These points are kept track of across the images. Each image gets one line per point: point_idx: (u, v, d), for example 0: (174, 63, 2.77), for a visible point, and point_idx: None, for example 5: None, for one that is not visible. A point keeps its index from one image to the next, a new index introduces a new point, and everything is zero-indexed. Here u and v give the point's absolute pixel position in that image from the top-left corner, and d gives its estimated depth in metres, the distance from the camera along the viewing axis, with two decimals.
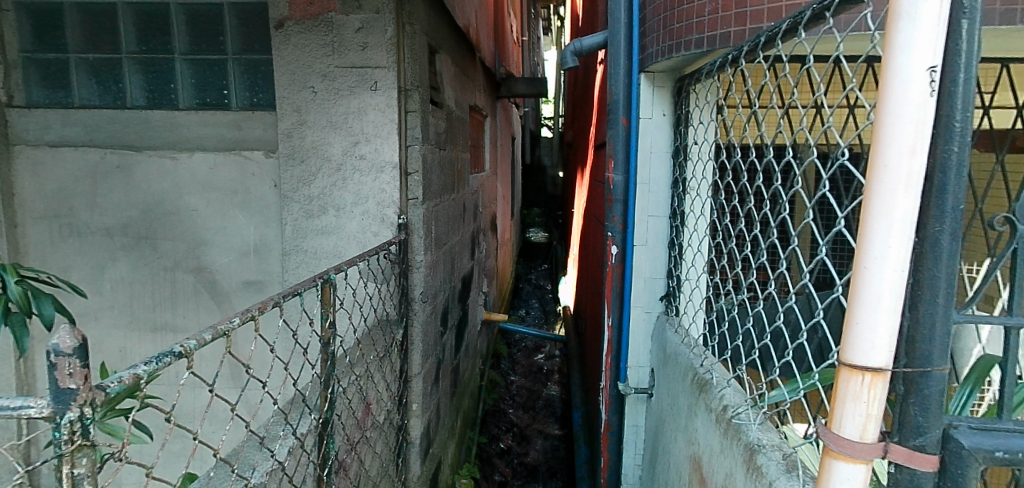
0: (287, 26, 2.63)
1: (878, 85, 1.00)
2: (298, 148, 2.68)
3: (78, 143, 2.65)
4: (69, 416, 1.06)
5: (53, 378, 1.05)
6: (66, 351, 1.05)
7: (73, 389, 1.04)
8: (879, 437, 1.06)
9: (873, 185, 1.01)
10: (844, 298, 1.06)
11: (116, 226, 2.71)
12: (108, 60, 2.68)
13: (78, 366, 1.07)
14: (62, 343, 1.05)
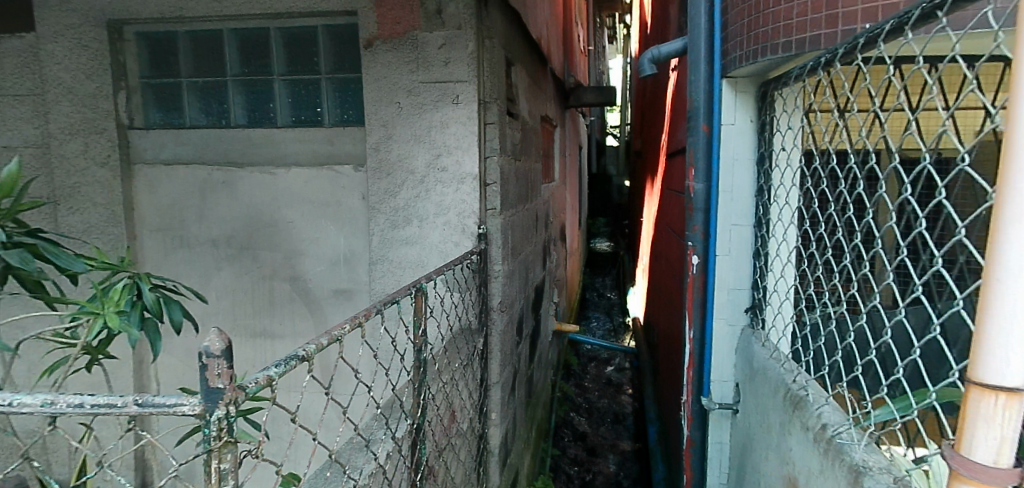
0: (376, 45, 2.72)
1: (1010, 83, 0.94)
2: (385, 162, 2.77)
3: (188, 161, 2.83)
4: (217, 413, 1.16)
5: (204, 378, 1.14)
6: (215, 353, 1.15)
7: (221, 389, 1.14)
8: (1017, 463, 0.98)
9: (1005, 190, 0.94)
10: (972, 312, 1.00)
11: (221, 237, 2.88)
12: (215, 83, 2.86)
13: (224, 367, 1.16)
14: (213, 345, 1.14)
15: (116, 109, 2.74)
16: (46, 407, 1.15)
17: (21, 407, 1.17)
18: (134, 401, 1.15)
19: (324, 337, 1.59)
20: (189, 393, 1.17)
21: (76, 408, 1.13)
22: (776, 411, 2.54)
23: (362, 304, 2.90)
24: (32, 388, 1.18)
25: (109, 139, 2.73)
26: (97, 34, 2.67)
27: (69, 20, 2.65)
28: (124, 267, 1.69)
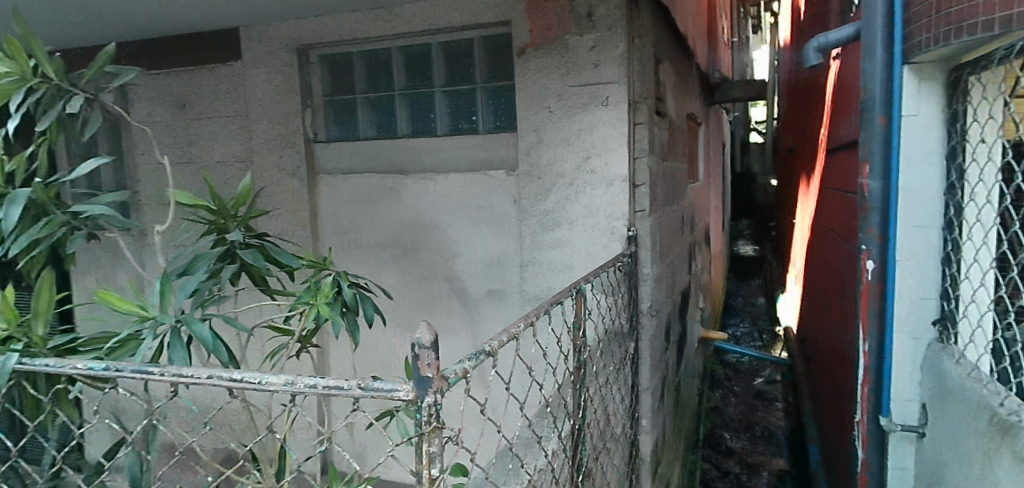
0: (528, 52, 2.79)
1: None
2: (535, 166, 2.83)
3: (361, 170, 3.09)
4: (427, 400, 1.25)
5: (416, 367, 1.24)
6: (425, 345, 1.24)
7: (431, 377, 1.22)
8: None
9: None
10: None
11: (388, 239, 3.10)
12: (384, 97, 3.10)
13: (433, 358, 1.24)
14: (423, 340, 1.25)
15: (304, 125, 3.05)
16: (288, 385, 1.26)
17: (267, 386, 1.28)
18: (359, 384, 1.26)
19: (503, 335, 1.64)
20: (402, 380, 1.28)
21: (314, 389, 1.25)
22: (973, 440, 2.03)
23: (514, 305, 2.97)
24: (274, 368, 1.29)
25: (300, 152, 3.05)
26: (289, 58, 3.00)
27: (265, 48, 2.99)
28: (327, 265, 1.85)
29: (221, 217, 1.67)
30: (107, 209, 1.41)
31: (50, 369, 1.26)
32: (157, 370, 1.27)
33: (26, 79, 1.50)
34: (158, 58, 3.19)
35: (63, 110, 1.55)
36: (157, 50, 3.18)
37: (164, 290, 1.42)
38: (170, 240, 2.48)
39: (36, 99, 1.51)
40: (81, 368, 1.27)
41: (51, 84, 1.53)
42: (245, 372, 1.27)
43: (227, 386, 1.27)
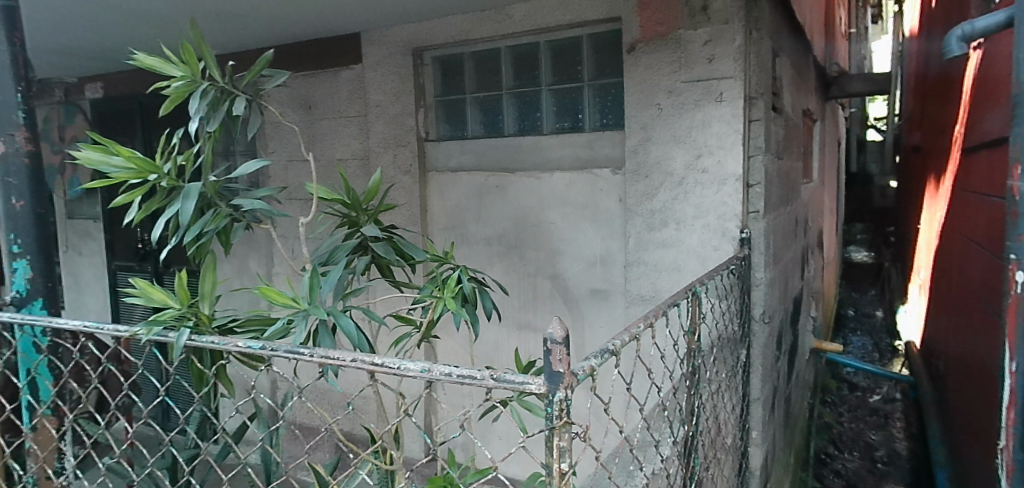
0: (638, 48, 2.63)
1: None
2: (643, 164, 2.68)
3: (470, 168, 3.12)
4: (559, 395, 1.21)
5: (548, 362, 1.21)
6: (558, 340, 1.20)
7: (563, 374, 1.18)
8: None
9: None
10: None
11: (493, 236, 3.10)
12: (491, 97, 3.09)
13: (565, 354, 1.20)
14: (557, 336, 1.21)
15: (417, 124, 3.13)
16: (425, 371, 1.28)
17: (405, 371, 1.31)
18: (491, 375, 1.24)
19: (624, 336, 1.58)
20: (533, 373, 1.25)
21: (449, 376, 1.26)
22: None
23: (619, 305, 2.85)
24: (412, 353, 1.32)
25: (412, 150, 3.15)
26: (405, 61, 3.09)
27: (382, 51, 3.11)
28: (449, 259, 1.91)
29: (354, 211, 1.78)
30: (263, 202, 1.52)
31: (217, 346, 1.35)
32: (307, 351, 1.34)
33: (198, 82, 1.56)
34: (290, 60, 3.39)
35: (228, 109, 1.60)
36: (288, 53, 3.38)
37: (311, 282, 1.53)
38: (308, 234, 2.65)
39: (208, 102, 1.56)
40: (241, 345, 1.36)
41: (220, 85, 1.58)
42: (385, 358, 1.30)
43: (369, 371, 1.31)
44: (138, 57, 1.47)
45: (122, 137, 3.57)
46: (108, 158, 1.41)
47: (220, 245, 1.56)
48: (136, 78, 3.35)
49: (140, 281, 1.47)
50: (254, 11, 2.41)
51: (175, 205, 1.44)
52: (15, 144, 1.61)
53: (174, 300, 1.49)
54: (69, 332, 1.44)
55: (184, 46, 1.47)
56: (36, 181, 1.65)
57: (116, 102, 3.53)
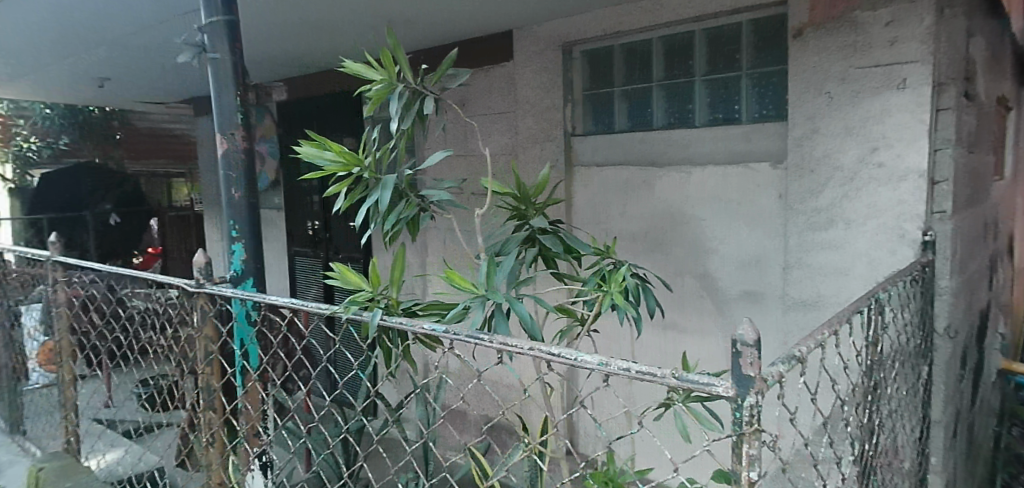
0: (806, 33, 2.26)
1: None
2: (807, 158, 2.28)
3: (616, 163, 2.85)
4: (749, 401, 0.94)
5: (737, 363, 0.95)
6: (749, 341, 0.94)
7: (754, 377, 0.93)
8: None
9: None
10: None
11: (638, 232, 2.80)
12: (641, 89, 2.81)
13: (759, 357, 0.94)
14: (749, 336, 0.94)
15: (565, 118, 2.96)
16: (602, 365, 1.09)
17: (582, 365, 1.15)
18: (671, 373, 1.00)
19: (808, 341, 1.30)
20: (720, 374, 0.99)
21: (626, 371, 1.05)
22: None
23: (774, 312, 2.46)
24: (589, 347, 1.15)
25: (559, 145, 2.95)
26: (554, 55, 2.93)
27: (521, 48, 3.03)
28: (610, 252, 1.88)
29: (523, 205, 1.83)
30: (450, 195, 1.62)
31: (405, 327, 1.42)
32: (487, 337, 1.29)
33: (394, 83, 1.69)
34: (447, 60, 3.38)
35: (420, 109, 1.72)
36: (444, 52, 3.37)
37: (488, 269, 1.58)
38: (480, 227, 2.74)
39: (403, 102, 1.69)
40: (425, 328, 1.40)
41: (413, 87, 1.69)
42: (561, 348, 1.15)
43: (546, 361, 1.18)
44: (347, 63, 1.63)
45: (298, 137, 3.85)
46: (323, 153, 1.57)
47: (410, 233, 1.70)
48: (310, 81, 3.62)
49: (339, 266, 1.60)
50: (409, 14, 2.44)
51: (375, 195, 1.58)
52: (235, 142, 1.83)
53: (367, 284, 1.61)
54: (280, 307, 1.58)
55: (385, 51, 1.59)
56: (248, 175, 1.86)
57: (293, 104, 3.85)
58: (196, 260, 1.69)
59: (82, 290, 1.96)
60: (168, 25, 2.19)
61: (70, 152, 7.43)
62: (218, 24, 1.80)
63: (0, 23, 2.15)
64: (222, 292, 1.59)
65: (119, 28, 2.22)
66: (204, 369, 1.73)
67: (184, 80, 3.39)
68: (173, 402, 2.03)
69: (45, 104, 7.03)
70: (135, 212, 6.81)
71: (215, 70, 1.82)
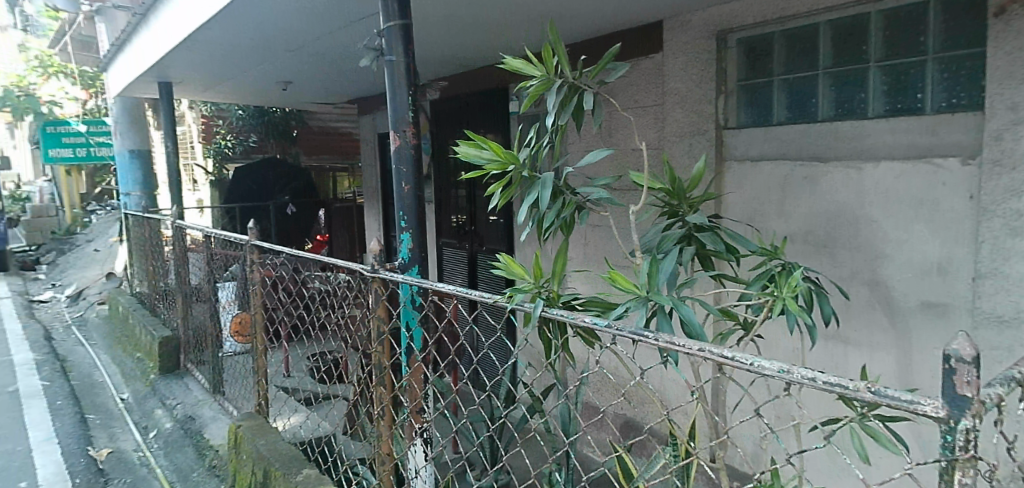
0: (1012, 9, 1.90)
1: None
2: (1009, 153, 1.91)
3: (774, 157, 2.63)
4: (965, 425, 0.69)
5: (947, 381, 0.70)
6: (966, 356, 0.68)
7: (971, 398, 0.68)
8: None
9: None
10: None
11: (796, 233, 2.56)
12: (805, 78, 2.56)
13: (981, 374, 0.68)
14: (963, 348, 0.68)
15: (717, 111, 2.79)
16: (782, 373, 0.88)
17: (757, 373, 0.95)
18: (862, 385, 0.78)
19: None
20: (924, 388, 0.74)
21: (809, 383, 0.83)
22: None
23: (961, 328, 2.08)
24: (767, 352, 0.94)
25: (709, 139, 2.80)
26: (707, 46, 2.78)
27: (672, 38, 2.92)
28: (777, 253, 1.74)
29: (676, 201, 1.67)
30: (608, 195, 1.48)
31: (566, 319, 1.37)
32: (650, 334, 1.15)
33: (551, 78, 1.56)
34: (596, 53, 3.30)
35: (577, 104, 1.57)
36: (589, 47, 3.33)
37: (649, 269, 1.45)
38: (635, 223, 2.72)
39: (560, 98, 1.55)
40: (587, 321, 1.33)
41: (571, 82, 1.55)
42: (732, 350, 0.96)
43: (717, 363, 1.00)
44: (506, 61, 1.54)
45: (451, 133, 4.02)
46: (481, 152, 1.54)
47: (566, 232, 1.58)
48: (463, 80, 3.79)
49: (505, 257, 1.65)
50: (557, 9, 2.44)
51: (533, 193, 1.49)
52: (406, 138, 1.96)
53: (530, 276, 1.62)
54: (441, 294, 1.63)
55: (544, 46, 1.48)
56: (416, 169, 1.99)
57: (445, 102, 4.03)
58: (372, 248, 1.84)
59: (272, 271, 2.20)
60: (353, 31, 2.38)
61: (257, 148, 8.10)
62: (395, 27, 1.93)
63: (212, 38, 2.48)
64: (394, 278, 1.72)
65: (300, 35, 2.44)
66: (376, 348, 1.86)
67: (349, 81, 3.71)
68: (342, 376, 2.26)
69: (237, 106, 7.73)
70: (307, 203, 7.16)
71: (390, 71, 1.95)
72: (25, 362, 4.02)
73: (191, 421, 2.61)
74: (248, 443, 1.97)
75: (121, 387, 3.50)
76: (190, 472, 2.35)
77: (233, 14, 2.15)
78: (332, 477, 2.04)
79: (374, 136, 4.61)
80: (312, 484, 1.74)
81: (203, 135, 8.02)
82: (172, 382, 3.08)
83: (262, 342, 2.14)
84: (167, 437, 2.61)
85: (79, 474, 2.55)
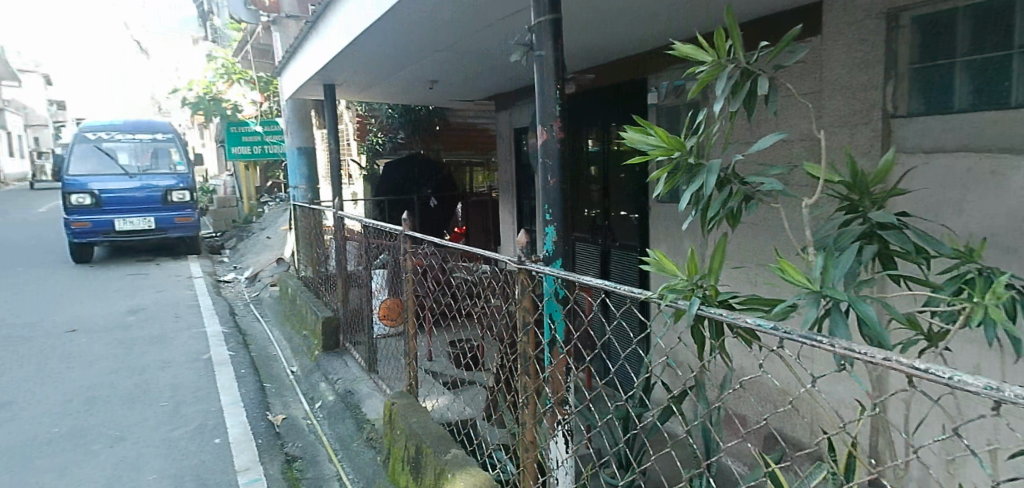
0: None
1: None
2: None
3: (952, 149, 2.32)
4: None
5: None
6: None
7: None
8: None
9: None
10: None
11: (978, 235, 2.22)
12: (994, 59, 2.21)
13: None
14: None
15: (884, 97, 2.54)
16: (990, 391, 0.74)
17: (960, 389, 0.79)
18: None
19: None
20: None
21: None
22: None
23: None
24: (972, 365, 0.79)
25: (874, 129, 2.56)
26: (875, 27, 2.54)
27: (835, 20, 2.69)
28: (974, 257, 1.54)
29: (857, 195, 1.58)
30: (781, 184, 1.41)
31: (724, 318, 1.24)
32: (825, 339, 0.99)
33: (723, 64, 1.52)
34: (752, 38, 3.13)
35: (749, 90, 1.52)
36: (747, 33, 3.17)
37: (824, 264, 1.31)
38: (789, 220, 2.58)
39: (731, 83, 1.50)
40: (750, 322, 1.17)
41: (744, 66, 1.50)
42: (927, 364, 0.82)
43: (905, 376, 0.86)
44: (677, 47, 1.53)
45: (586, 126, 4.03)
46: (646, 138, 1.55)
47: (731, 223, 1.54)
48: (603, 71, 3.73)
49: (655, 251, 1.48)
50: None
51: (698, 180, 1.47)
52: (552, 132, 1.99)
53: (682, 273, 1.49)
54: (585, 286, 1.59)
55: (717, 30, 1.44)
56: (562, 162, 2.01)
57: (583, 96, 4.02)
58: (519, 240, 1.87)
59: (422, 260, 2.33)
60: (504, 26, 2.45)
61: (404, 144, 8.62)
62: (545, 23, 1.95)
63: (374, 43, 2.69)
64: (540, 270, 1.72)
65: (454, 34, 2.56)
66: (522, 338, 1.90)
67: (491, 78, 3.85)
68: (480, 363, 2.37)
69: (387, 105, 8.22)
70: (448, 196, 7.52)
71: (541, 66, 1.98)
72: (216, 333, 4.60)
73: (350, 396, 2.89)
74: (402, 420, 2.12)
75: (292, 361, 3.90)
76: (350, 441, 2.60)
77: (393, 18, 2.31)
78: (475, 459, 2.13)
79: (511, 132, 4.75)
80: (458, 465, 1.82)
81: (356, 132, 8.61)
82: (334, 360, 3.40)
83: (412, 327, 2.29)
84: (333, 411, 2.91)
85: (261, 434, 2.87)
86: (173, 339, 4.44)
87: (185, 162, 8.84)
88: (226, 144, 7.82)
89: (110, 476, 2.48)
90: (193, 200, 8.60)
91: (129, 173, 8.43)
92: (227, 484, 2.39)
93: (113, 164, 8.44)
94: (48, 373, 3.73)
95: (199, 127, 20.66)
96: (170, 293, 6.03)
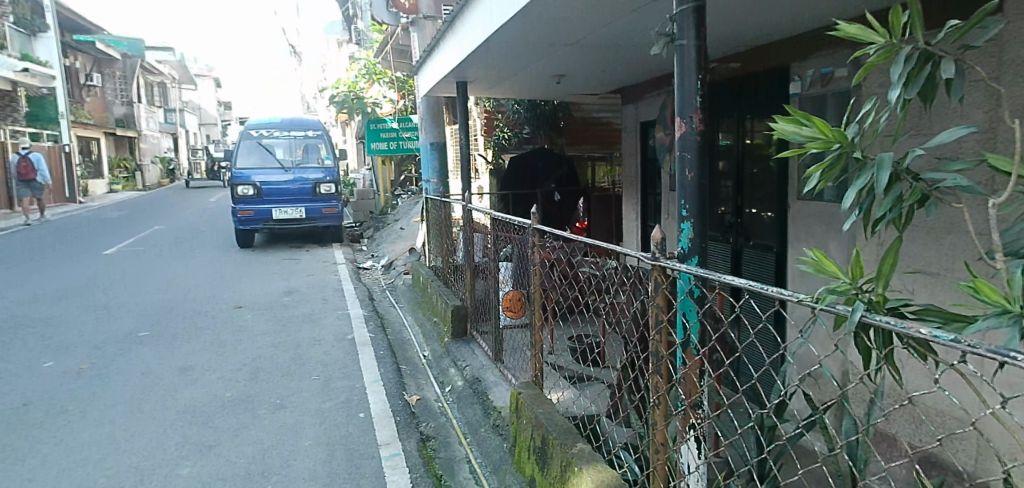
0: None
1: None
2: None
3: None
4: None
5: None
6: None
7: None
8: None
9: None
10: None
11: None
12: None
13: None
14: None
15: None
16: None
17: None
18: None
19: None
20: None
21: None
22: None
23: None
24: None
25: None
26: None
27: None
28: None
29: None
30: (968, 181, 1.24)
31: (893, 328, 1.09)
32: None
33: (897, 46, 1.38)
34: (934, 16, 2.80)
35: (930, 74, 1.36)
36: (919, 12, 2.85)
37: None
38: (975, 219, 2.29)
39: (908, 68, 1.36)
40: (925, 332, 1.02)
41: (924, 47, 1.35)
42: None
43: None
44: (840, 27, 1.40)
45: (723, 119, 3.84)
46: (800, 130, 1.42)
47: (901, 226, 1.39)
48: (750, 57, 3.53)
49: (814, 252, 1.37)
50: None
51: (866, 176, 1.33)
52: (693, 124, 1.92)
53: (846, 275, 1.37)
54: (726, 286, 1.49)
55: (892, 7, 1.30)
56: (702, 156, 1.93)
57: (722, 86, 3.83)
58: (653, 236, 1.78)
59: (550, 253, 2.35)
60: (641, 16, 2.39)
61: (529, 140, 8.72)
62: (688, 11, 1.88)
63: (510, 39, 2.75)
64: (675, 267, 1.64)
65: (588, 26, 2.54)
66: (654, 337, 1.82)
67: (624, 70, 3.79)
68: (605, 361, 2.35)
69: (515, 101, 8.35)
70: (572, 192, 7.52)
71: (681, 56, 1.92)
72: (357, 316, 4.95)
73: (479, 383, 3.01)
74: (529, 410, 2.16)
75: (425, 346, 4.11)
76: (478, 426, 2.71)
77: (529, 15, 2.35)
78: (600, 456, 2.12)
79: (637, 126, 4.64)
80: (587, 459, 1.82)
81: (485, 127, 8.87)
82: (462, 348, 3.53)
83: (539, 319, 2.32)
84: (464, 397, 3.04)
85: (399, 412, 3.05)
86: (321, 319, 4.85)
87: (332, 156, 9.60)
88: (366, 140, 8.40)
89: (270, 440, 2.75)
90: (337, 192, 9.30)
91: (286, 166, 9.24)
92: (370, 456, 2.57)
93: (272, 159, 9.29)
94: (220, 343, 4.23)
95: (340, 125, 22.39)
96: (316, 277, 6.59)
